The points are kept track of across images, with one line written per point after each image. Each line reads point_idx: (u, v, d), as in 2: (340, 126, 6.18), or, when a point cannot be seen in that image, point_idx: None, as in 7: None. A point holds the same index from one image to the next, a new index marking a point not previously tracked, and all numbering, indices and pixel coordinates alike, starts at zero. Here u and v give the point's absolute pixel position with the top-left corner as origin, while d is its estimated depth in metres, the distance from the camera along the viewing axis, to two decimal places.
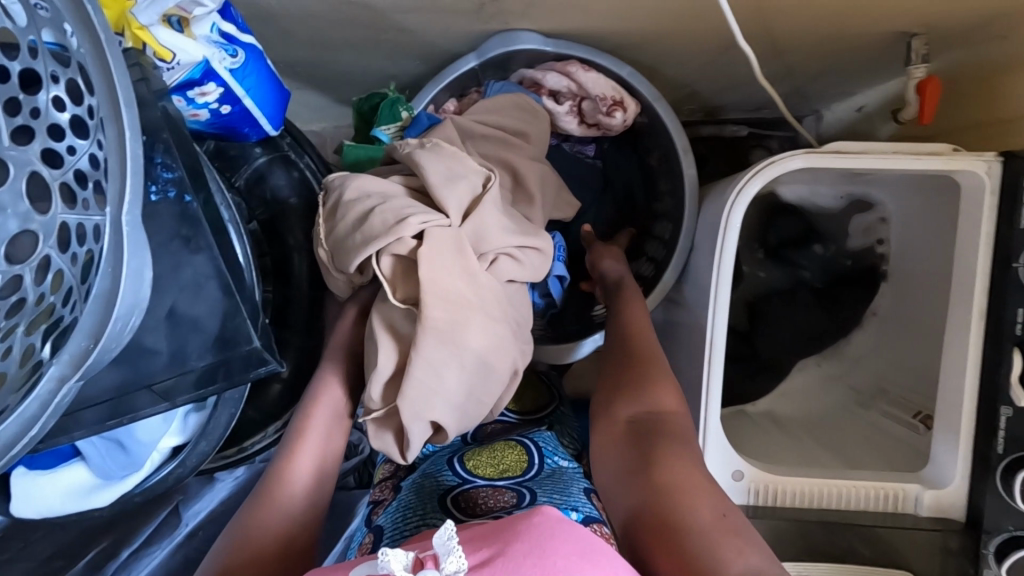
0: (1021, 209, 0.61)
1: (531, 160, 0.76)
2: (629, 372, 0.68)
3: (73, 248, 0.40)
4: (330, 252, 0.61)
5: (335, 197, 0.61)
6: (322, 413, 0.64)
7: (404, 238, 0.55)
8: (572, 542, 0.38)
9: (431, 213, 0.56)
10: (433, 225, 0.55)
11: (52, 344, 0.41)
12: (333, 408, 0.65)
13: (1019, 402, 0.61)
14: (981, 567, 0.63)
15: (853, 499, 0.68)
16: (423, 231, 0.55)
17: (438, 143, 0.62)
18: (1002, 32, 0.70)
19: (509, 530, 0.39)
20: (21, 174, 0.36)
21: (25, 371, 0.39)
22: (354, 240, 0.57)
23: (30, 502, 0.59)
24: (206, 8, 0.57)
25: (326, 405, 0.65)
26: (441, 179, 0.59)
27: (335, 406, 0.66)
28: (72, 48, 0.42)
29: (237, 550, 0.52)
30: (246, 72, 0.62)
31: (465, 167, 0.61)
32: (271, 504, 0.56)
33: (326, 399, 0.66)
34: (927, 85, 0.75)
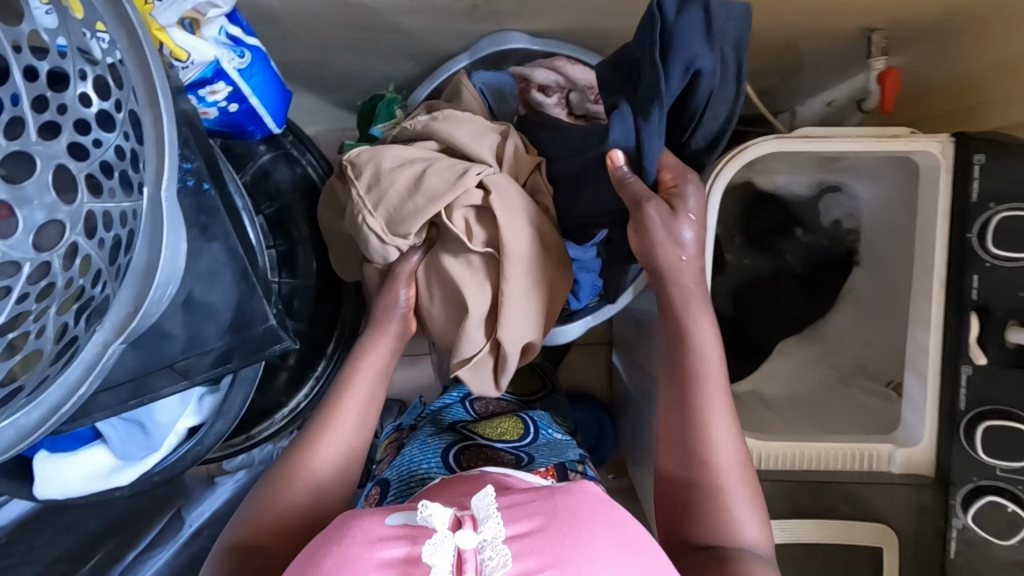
0: (973, 184, 0.66)
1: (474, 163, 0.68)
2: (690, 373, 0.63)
3: (100, 234, 0.44)
4: (383, 223, 0.64)
5: (371, 169, 0.65)
6: (356, 399, 0.64)
7: (471, 188, 0.63)
8: (603, 523, 0.45)
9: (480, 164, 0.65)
10: (489, 174, 0.64)
11: (86, 320, 0.45)
12: (364, 392, 0.64)
13: (978, 361, 0.66)
14: (950, 517, 0.68)
15: (832, 461, 0.72)
16: (482, 179, 0.64)
17: (450, 112, 0.70)
18: (961, 26, 0.76)
19: (546, 502, 0.46)
20: (47, 167, 0.39)
21: (60, 346, 0.43)
22: (416, 204, 0.63)
23: (53, 483, 0.61)
24: (220, 10, 0.60)
25: (359, 389, 0.64)
26: (469, 139, 0.67)
27: (368, 391, 0.65)
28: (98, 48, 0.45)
29: (252, 533, 0.55)
30: (252, 71, 0.66)
31: (481, 125, 0.69)
32: (296, 491, 0.57)
33: (358, 381, 0.65)
34: (887, 74, 0.81)
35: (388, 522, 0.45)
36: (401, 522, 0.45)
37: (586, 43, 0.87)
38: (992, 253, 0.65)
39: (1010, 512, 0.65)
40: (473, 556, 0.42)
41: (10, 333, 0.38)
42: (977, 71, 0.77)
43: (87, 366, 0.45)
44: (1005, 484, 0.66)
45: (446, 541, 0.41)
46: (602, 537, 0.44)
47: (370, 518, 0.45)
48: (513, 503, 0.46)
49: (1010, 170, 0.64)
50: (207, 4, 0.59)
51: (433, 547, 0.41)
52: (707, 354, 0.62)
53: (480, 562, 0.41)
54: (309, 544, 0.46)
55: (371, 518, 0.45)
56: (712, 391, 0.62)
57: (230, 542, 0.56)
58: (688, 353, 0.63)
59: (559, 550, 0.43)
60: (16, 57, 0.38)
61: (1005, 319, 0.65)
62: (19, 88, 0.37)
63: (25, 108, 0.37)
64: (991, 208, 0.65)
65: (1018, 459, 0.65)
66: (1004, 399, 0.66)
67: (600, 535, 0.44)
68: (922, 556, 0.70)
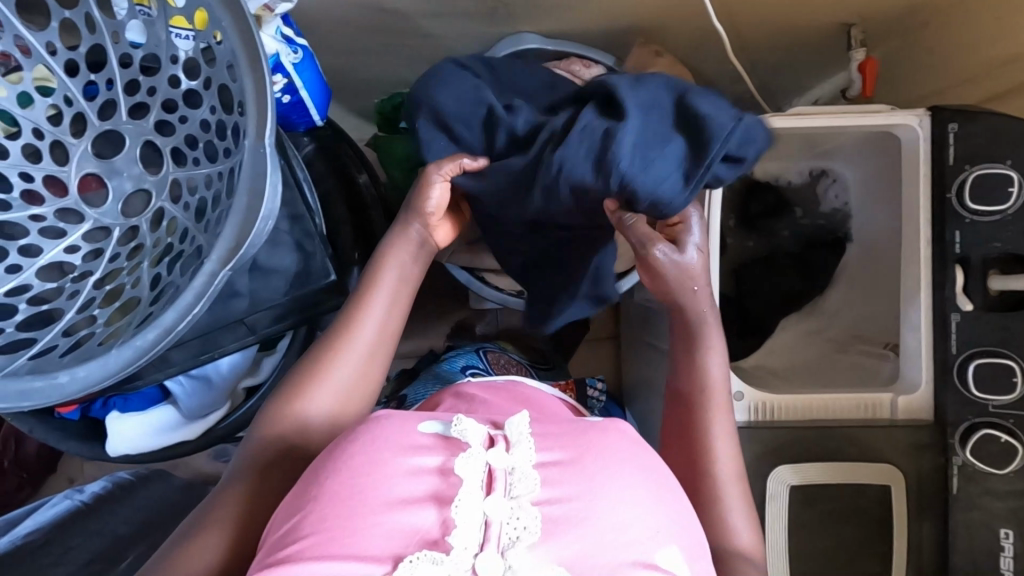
0: (949, 150, 0.74)
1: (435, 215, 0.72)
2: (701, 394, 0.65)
3: (185, 198, 0.58)
4: None
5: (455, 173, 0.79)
6: (348, 355, 0.61)
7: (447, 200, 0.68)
8: (633, 457, 0.47)
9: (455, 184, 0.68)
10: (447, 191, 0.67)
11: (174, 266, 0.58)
12: (355, 353, 0.62)
13: (965, 307, 0.73)
14: (950, 455, 0.73)
15: (836, 410, 0.78)
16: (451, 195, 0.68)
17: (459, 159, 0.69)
18: (928, 18, 0.86)
19: (578, 436, 0.48)
20: (135, 143, 0.58)
21: (155, 291, 0.57)
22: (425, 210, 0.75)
23: (127, 437, 0.68)
24: (291, 5, 0.68)
25: (356, 345, 0.62)
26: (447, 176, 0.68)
27: (363, 348, 0.62)
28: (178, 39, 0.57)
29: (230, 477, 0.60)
30: (304, 66, 0.74)
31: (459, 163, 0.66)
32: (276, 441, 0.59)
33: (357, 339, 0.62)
34: (867, 64, 0.89)
35: (422, 431, 0.47)
36: (437, 435, 0.47)
37: (590, 43, 0.96)
38: (969, 210, 0.73)
39: (1002, 442, 0.71)
40: (501, 474, 0.44)
41: (106, 284, 0.57)
42: (944, 56, 0.86)
43: (197, 294, 0.49)
44: (997, 419, 0.72)
45: (477, 456, 0.44)
46: (628, 469, 0.46)
47: (403, 426, 0.48)
48: (548, 432, 0.48)
49: (978, 136, 0.72)
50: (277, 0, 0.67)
51: (466, 459, 0.44)
52: (717, 378, 0.65)
53: (508, 482, 0.44)
54: (345, 435, 0.49)
55: (404, 427, 0.48)
56: (719, 410, 0.64)
57: (216, 496, 0.59)
58: (699, 371, 0.65)
59: (585, 475, 0.45)
60: (111, 66, 0.54)
61: (985, 268, 0.73)
62: (116, 87, 0.56)
63: (126, 103, 0.56)
64: (966, 169, 0.73)
65: (1008, 394, 0.71)
66: (990, 340, 0.72)
67: (627, 466, 0.46)
68: (925, 491, 0.75)
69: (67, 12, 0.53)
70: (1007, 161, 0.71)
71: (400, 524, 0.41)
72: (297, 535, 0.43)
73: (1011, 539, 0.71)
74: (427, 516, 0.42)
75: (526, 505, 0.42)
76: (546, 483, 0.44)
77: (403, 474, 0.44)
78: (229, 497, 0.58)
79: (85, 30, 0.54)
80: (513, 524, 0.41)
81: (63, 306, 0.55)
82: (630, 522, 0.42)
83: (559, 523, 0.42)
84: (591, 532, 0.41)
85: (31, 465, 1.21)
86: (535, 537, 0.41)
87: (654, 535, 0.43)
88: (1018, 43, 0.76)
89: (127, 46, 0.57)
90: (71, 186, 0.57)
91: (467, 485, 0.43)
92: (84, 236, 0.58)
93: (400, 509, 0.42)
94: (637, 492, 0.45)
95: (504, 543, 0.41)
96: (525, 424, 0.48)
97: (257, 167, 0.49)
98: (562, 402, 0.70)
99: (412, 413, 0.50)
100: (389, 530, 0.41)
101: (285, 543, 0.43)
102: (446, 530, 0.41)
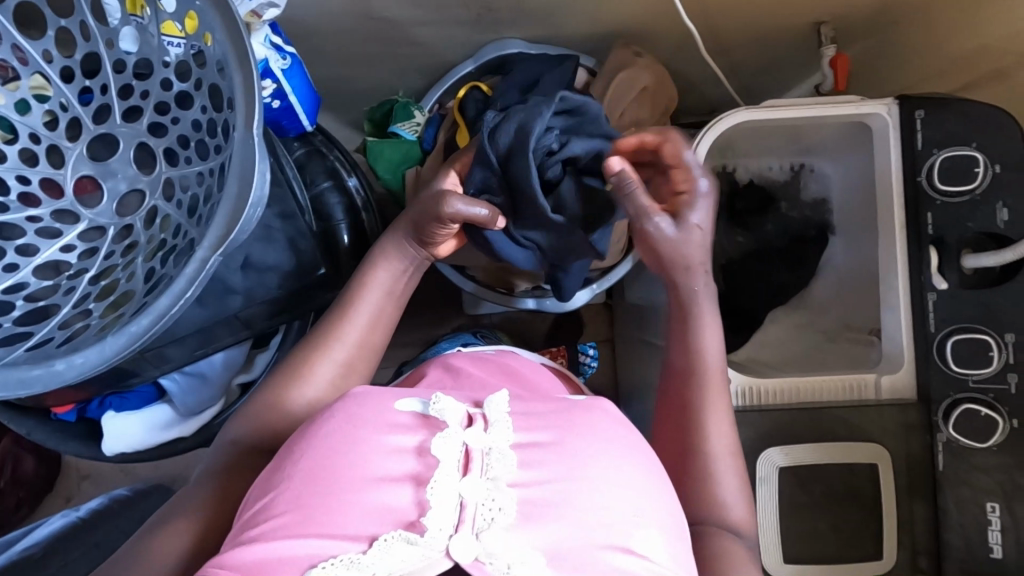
0: (917, 135, 0.77)
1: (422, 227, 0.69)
2: (693, 375, 0.64)
3: (178, 196, 0.60)
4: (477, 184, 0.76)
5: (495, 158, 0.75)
6: (326, 360, 0.61)
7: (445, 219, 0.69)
8: (613, 439, 0.47)
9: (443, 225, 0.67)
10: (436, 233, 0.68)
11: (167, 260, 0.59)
12: (335, 356, 0.62)
13: (940, 286, 0.75)
14: (935, 433, 0.75)
15: (822, 392, 0.79)
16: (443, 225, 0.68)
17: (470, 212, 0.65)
18: (896, 16, 0.89)
19: (562, 416, 0.49)
20: (129, 144, 0.61)
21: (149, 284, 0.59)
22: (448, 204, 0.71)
23: (122, 436, 0.71)
24: (277, 10, 0.70)
25: (332, 349, 0.62)
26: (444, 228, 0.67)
27: (345, 353, 0.62)
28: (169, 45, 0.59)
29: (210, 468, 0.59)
30: (292, 72, 0.76)
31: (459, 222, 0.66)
32: (261, 441, 0.59)
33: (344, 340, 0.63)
34: (838, 59, 0.90)
35: (400, 409, 0.48)
36: (416, 413, 0.48)
37: (574, 47, 0.99)
38: (940, 192, 0.75)
39: (983, 416, 0.72)
40: (479, 454, 0.44)
41: (101, 281, 0.58)
42: (912, 49, 0.89)
43: (189, 279, 0.50)
44: (978, 393, 0.73)
45: (455, 437, 0.44)
46: (607, 447, 0.46)
47: (381, 404, 0.48)
48: (530, 411, 0.49)
49: (946, 121, 0.75)
50: (266, 5, 0.69)
51: (445, 439, 0.44)
52: (710, 362, 0.65)
53: (485, 462, 0.44)
54: (315, 416, 0.49)
55: (381, 405, 0.48)
56: (713, 392, 0.64)
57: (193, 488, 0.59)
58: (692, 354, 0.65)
59: (565, 455, 0.45)
60: (105, 72, 0.57)
61: (959, 248, 0.75)
62: (111, 92, 0.59)
63: (119, 105, 0.58)
64: (935, 153, 0.76)
65: (986, 368, 0.73)
66: (968, 318, 0.74)
67: (606, 446, 0.46)
68: (914, 469, 0.76)
69: (63, 20, 0.55)
70: (973, 144, 0.74)
71: (376, 501, 0.42)
72: (269, 514, 0.43)
73: (998, 513, 0.72)
74: (403, 495, 0.42)
75: (502, 487, 0.42)
76: (525, 465, 0.44)
77: (382, 453, 0.44)
78: (207, 485, 0.58)
79: (80, 37, 0.57)
80: (488, 505, 0.41)
81: (59, 302, 0.57)
82: (607, 501, 0.43)
83: (535, 503, 0.42)
84: (568, 510, 0.42)
85: (28, 482, 1.20)
86: (511, 517, 0.41)
87: (632, 518, 0.43)
88: (981, 34, 0.79)
89: (121, 53, 0.59)
90: (67, 189, 0.59)
91: (444, 467, 0.43)
92: (80, 236, 0.60)
93: (377, 488, 0.42)
94: (616, 472, 0.45)
95: (479, 525, 0.41)
96: (504, 403, 0.49)
97: (246, 156, 0.50)
98: (548, 370, 0.73)
99: (389, 391, 0.51)
100: (365, 508, 0.41)
101: (258, 521, 0.43)
102: (422, 511, 0.41)
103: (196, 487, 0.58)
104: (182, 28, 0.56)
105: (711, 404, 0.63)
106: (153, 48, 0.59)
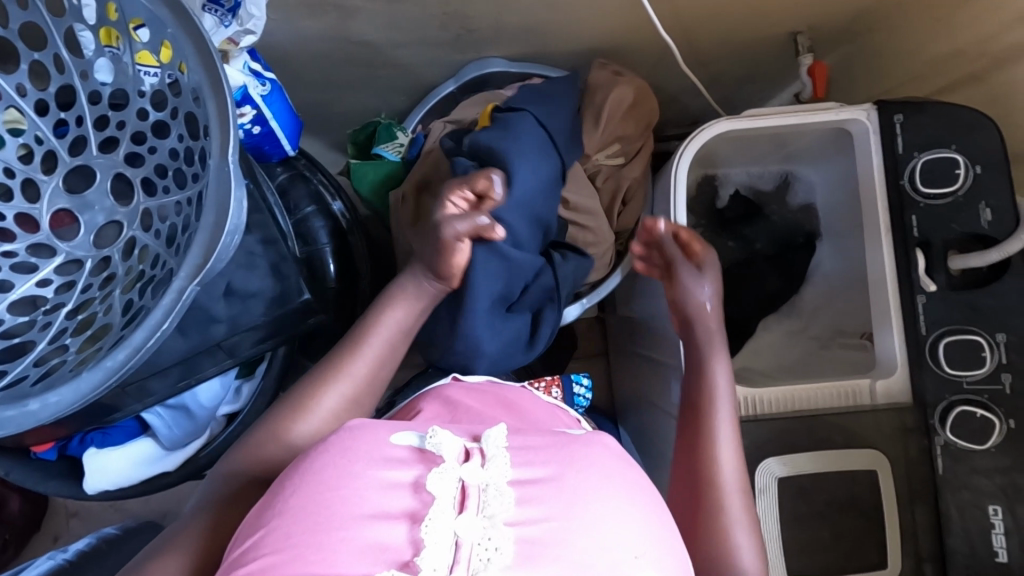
0: (898, 139, 0.77)
1: (401, 292, 0.69)
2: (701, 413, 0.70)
3: (155, 226, 0.59)
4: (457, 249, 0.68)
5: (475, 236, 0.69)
6: (331, 394, 0.62)
7: (423, 294, 0.69)
8: (614, 477, 0.46)
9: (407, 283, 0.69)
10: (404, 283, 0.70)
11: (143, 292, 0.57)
12: (343, 391, 0.62)
13: (929, 288, 0.75)
14: (932, 436, 0.74)
15: (818, 399, 0.79)
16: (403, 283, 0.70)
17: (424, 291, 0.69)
18: (871, 24, 0.90)
19: (559, 451, 0.47)
20: (106, 174, 0.60)
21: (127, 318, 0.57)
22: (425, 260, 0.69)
23: (104, 474, 0.69)
24: (254, 37, 0.69)
25: (336, 383, 0.62)
26: (406, 289, 0.69)
27: (352, 391, 0.63)
28: (143, 76, 0.59)
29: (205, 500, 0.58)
30: (272, 98, 0.76)
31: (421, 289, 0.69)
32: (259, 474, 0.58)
33: (351, 374, 0.63)
34: (817, 67, 0.91)
35: (396, 443, 0.46)
36: (412, 448, 0.46)
37: (554, 64, 0.99)
38: (924, 195, 0.76)
39: (980, 417, 0.72)
40: (475, 491, 0.42)
41: (78, 315, 0.57)
42: (888, 56, 0.91)
43: (167, 310, 0.48)
44: (972, 395, 0.73)
45: (451, 472, 0.43)
46: (607, 484, 0.44)
47: (377, 439, 0.47)
48: (528, 445, 0.47)
49: (925, 124, 0.76)
50: (243, 32, 0.68)
51: (440, 473, 0.42)
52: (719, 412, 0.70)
53: (482, 499, 0.42)
54: (310, 450, 0.47)
55: (376, 437, 0.47)
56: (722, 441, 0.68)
57: (178, 525, 0.57)
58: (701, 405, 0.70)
59: (564, 496, 0.43)
60: (78, 106, 0.57)
61: (946, 250, 0.75)
62: (86, 124, 0.58)
63: (92, 136, 0.58)
64: (916, 156, 0.76)
65: (979, 369, 0.73)
66: (957, 319, 0.74)
67: (605, 483, 0.45)
68: (913, 474, 0.75)
69: (35, 53, 0.55)
70: (952, 146, 0.74)
71: (368, 539, 0.39)
72: (257, 554, 0.41)
73: (1000, 516, 0.72)
74: (398, 532, 0.40)
75: (499, 524, 0.40)
76: (523, 502, 0.42)
77: (376, 489, 0.42)
78: (202, 515, 0.56)
79: (54, 70, 0.57)
80: (484, 545, 0.39)
81: (34, 338, 0.55)
82: (606, 540, 0.41)
83: (534, 542, 0.40)
84: (565, 553, 0.40)
85: (13, 524, 1.17)
86: (507, 558, 0.39)
87: (632, 560, 0.41)
88: (954, 39, 0.80)
89: (97, 84, 0.59)
90: (43, 223, 0.59)
91: (440, 502, 0.41)
92: (57, 269, 0.59)
93: (368, 524, 0.40)
94: (614, 508, 0.43)
95: (475, 565, 0.39)
96: (503, 437, 0.47)
97: (224, 183, 0.50)
98: (548, 403, 0.70)
99: (387, 425, 0.49)
100: (356, 546, 0.39)
101: (245, 561, 0.41)
102: (416, 551, 0.39)
103: (185, 524, 0.56)
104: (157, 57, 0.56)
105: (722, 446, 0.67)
106: (126, 80, 0.58)
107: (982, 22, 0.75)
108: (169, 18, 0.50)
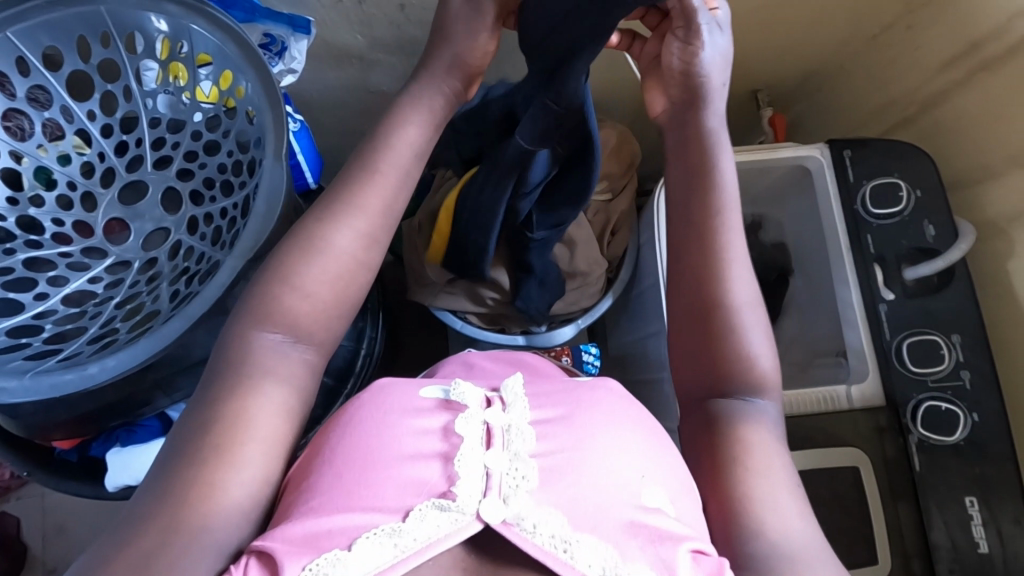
0: (848, 170, 0.89)
1: (419, 102, 0.59)
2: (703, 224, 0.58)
3: (202, 230, 0.67)
4: None
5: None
6: (343, 233, 0.54)
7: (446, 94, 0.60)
8: (618, 413, 0.50)
9: (431, 93, 0.59)
10: (422, 97, 0.59)
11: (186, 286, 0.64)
12: (356, 226, 0.54)
13: (888, 297, 0.84)
14: (906, 434, 0.80)
15: (799, 403, 0.83)
16: (419, 95, 0.59)
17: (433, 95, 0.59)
18: (820, 83, 1.05)
19: (569, 394, 0.51)
20: (157, 187, 0.69)
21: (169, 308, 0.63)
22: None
23: (126, 470, 0.71)
24: (294, 76, 0.80)
25: (349, 225, 0.54)
26: (416, 96, 0.59)
27: (366, 224, 0.54)
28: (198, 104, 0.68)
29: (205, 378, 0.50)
30: (300, 134, 0.87)
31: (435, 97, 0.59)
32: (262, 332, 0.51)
33: (365, 209, 0.55)
34: (776, 117, 1.04)
35: (423, 396, 0.50)
36: (438, 400, 0.49)
37: None
38: (876, 216, 0.87)
39: (946, 412, 0.79)
40: (499, 431, 0.46)
41: (128, 305, 0.64)
42: (836, 109, 1.05)
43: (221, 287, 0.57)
44: (938, 392, 0.80)
45: (475, 416, 0.47)
46: (614, 422, 0.49)
47: (406, 393, 0.50)
48: (542, 392, 0.51)
49: (871, 155, 0.88)
50: (287, 71, 0.79)
51: (466, 419, 0.46)
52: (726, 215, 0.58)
53: (506, 437, 0.46)
54: (346, 406, 0.51)
55: (406, 393, 0.51)
56: (731, 248, 0.57)
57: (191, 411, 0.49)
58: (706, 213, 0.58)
59: (575, 430, 0.47)
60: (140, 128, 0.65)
61: (899, 263, 0.85)
62: (146, 143, 0.67)
63: (149, 154, 0.67)
64: (865, 183, 0.88)
65: (938, 366, 0.80)
66: (917, 325, 0.82)
67: (611, 420, 0.49)
68: (894, 473, 0.80)
69: (109, 85, 0.65)
70: (896, 174, 0.86)
71: (409, 477, 0.43)
72: (311, 495, 0.43)
73: (977, 507, 0.76)
74: (434, 470, 0.44)
75: (523, 456, 0.44)
76: (542, 438, 0.46)
77: (410, 434, 0.46)
78: (221, 393, 0.49)
79: (122, 99, 0.66)
80: (512, 474, 0.43)
81: (87, 325, 0.62)
82: (615, 468, 0.45)
83: (556, 469, 0.44)
84: (579, 478, 0.44)
85: None
86: (534, 484, 0.43)
87: (639, 477, 0.45)
88: (889, 92, 0.94)
89: (157, 112, 0.68)
90: (98, 229, 0.67)
91: (469, 442, 0.45)
92: (107, 269, 0.66)
93: (409, 465, 0.44)
94: (620, 444, 0.47)
95: (505, 491, 0.42)
96: (519, 385, 0.52)
97: (274, 182, 0.59)
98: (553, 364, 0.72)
99: (415, 383, 0.53)
100: (401, 483, 0.43)
101: (298, 506, 0.43)
102: (452, 482, 0.43)
103: (205, 408, 0.48)
104: (218, 86, 0.66)
105: (730, 249, 0.57)
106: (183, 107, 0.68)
107: (914, 76, 0.89)
108: (236, 50, 0.60)
